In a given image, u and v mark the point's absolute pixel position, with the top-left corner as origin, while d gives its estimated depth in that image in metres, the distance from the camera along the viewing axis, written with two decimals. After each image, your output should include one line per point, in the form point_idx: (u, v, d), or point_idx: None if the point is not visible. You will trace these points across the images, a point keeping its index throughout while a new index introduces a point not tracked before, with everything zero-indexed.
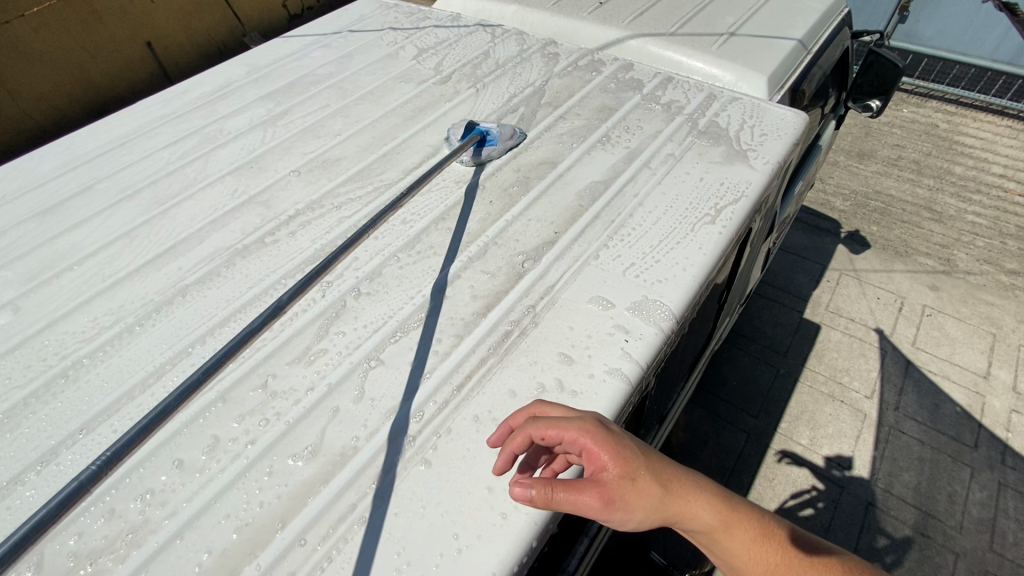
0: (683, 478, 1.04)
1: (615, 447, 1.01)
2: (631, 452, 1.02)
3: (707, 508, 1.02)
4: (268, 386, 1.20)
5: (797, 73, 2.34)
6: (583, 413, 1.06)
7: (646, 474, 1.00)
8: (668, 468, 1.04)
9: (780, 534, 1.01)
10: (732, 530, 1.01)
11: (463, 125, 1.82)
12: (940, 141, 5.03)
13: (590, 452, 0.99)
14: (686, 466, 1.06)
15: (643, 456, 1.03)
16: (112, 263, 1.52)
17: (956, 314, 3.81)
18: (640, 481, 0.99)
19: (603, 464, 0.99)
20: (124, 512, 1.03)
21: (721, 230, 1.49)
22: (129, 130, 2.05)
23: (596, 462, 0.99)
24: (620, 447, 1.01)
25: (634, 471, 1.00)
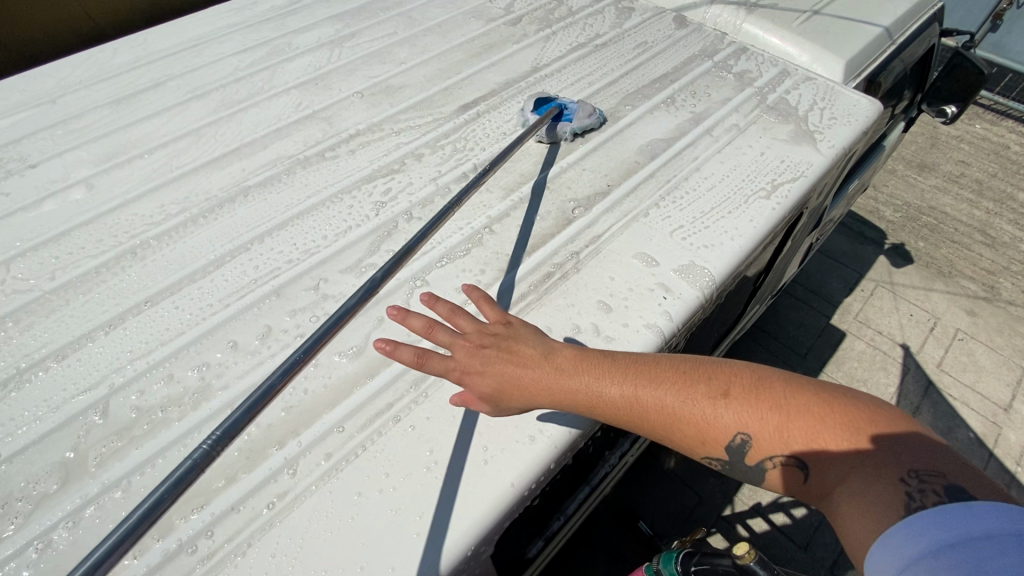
0: (559, 379, 1.01)
1: (480, 359, 1.02)
2: (500, 354, 1.03)
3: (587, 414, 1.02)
4: (319, 288, 1.26)
5: (877, 62, 2.24)
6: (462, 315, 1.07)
7: (513, 370, 1.01)
8: (531, 351, 1.04)
9: (645, 367, 1.01)
10: (613, 390, 1.00)
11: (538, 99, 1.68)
12: (1008, 163, 4.80)
13: (464, 371, 1.02)
14: (556, 380, 1.01)
15: (505, 350, 1.04)
16: (180, 156, 1.59)
17: (989, 343, 3.71)
18: (508, 383, 1.01)
19: (479, 381, 1.01)
20: (182, 378, 1.12)
21: (774, 206, 1.48)
22: (201, 34, 2.09)
23: (472, 382, 1.01)
24: (490, 356, 1.02)
25: (503, 374, 1.01)
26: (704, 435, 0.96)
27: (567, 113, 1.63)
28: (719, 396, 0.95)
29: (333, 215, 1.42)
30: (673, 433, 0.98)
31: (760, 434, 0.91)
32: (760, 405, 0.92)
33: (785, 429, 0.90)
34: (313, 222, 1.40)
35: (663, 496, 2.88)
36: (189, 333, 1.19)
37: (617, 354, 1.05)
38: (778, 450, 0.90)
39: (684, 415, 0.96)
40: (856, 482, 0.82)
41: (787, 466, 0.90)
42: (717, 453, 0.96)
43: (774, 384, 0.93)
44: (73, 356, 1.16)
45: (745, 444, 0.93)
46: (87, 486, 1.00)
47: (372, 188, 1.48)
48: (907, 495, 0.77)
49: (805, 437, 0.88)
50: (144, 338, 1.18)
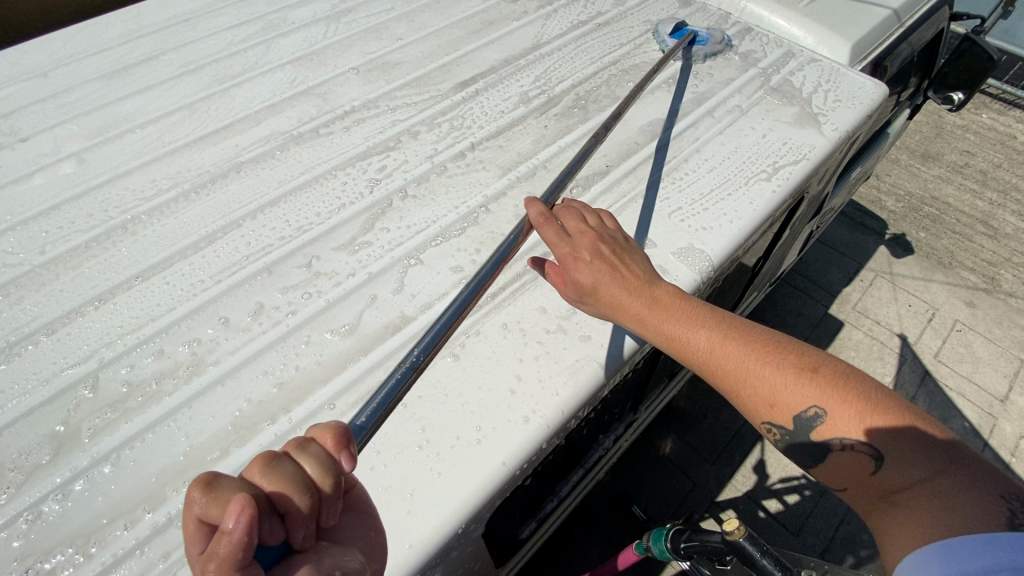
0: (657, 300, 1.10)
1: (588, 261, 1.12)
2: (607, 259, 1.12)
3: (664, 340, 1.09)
4: (312, 266, 1.25)
5: (884, 45, 2.20)
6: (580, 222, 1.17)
7: (618, 283, 1.11)
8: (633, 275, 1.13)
9: (740, 330, 1.07)
10: (700, 334, 1.08)
11: (672, 24, 1.90)
12: (1013, 154, 4.76)
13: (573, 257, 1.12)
14: (655, 296, 1.11)
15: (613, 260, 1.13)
16: (172, 131, 1.56)
17: (987, 334, 3.70)
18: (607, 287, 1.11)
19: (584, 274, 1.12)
20: (173, 353, 1.11)
21: (774, 189, 1.46)
22: (194, 7, 2.05)
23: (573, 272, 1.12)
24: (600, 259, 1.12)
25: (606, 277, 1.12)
26: (778, 398, 0.99)
27: (700, 38, 1.84)
28: (809, 366, 0.99)
29: (327, 192, 1.40)
30: (745, 388, 1.03)
31: (838, 410, 0.94)
32: (850, 390, 0.95)
33: (869, 416, 0.92)
34: (306, 199, 1.38)
35: (656, 481, 2.89)
36: (180, 309, 1.17)
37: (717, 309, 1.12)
38: (852, 431, 0.92)
39: (766, 373, 1.01)
40: (931, 482, 0.82)
41: (857, 451, 0.92)
42: (785, 419, 1.00)
43: (868, 380, 0.96)
44: (62, 331, 1.14)
45: (819, 417, 0.96)
46: (77, 459, 0.99)
47: (367, 165, 1.46)
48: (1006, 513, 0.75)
49: (889, 429, 0.89)
50: (135, 313, 1.17)
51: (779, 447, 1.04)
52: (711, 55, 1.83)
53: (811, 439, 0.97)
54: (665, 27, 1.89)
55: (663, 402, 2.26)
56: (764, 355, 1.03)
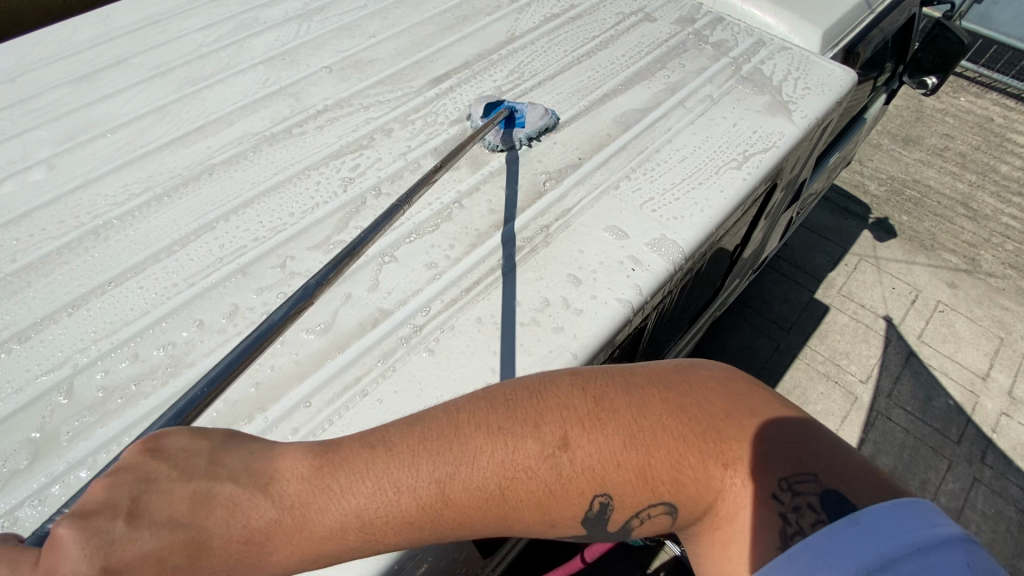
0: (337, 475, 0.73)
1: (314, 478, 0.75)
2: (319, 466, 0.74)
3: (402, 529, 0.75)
4: (286, 266, 1.25)
5: (855, 31, 2.22)
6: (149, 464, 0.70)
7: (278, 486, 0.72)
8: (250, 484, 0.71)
9: (439, 444, 0.76)
10: (411, 494, 0.73)
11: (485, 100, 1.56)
12: (991, 136, 4.84)
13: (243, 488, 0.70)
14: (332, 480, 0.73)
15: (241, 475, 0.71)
16: (144, 135, 1.55)
17: (968, 314, 3.77)
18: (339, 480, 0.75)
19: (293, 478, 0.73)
20: (147, 357, 1.12)
21: (744, 176, 1.48)
22: (165, 9, 2.03)
23: (316, 520, 0.71)
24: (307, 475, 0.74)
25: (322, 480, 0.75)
26: (556, 512, 0.77)
27: (518, 116, 1.53)
28: (551, 458, 0.75)
29: (301, 192, 1.40)
30: (519, 523, 0.77)
31: (621, 491, 0.76)
32: (614, 457, 0.75)
33: (646, 478, 0.76)
34: (280, 199, 1.39)
35: None
36: (153, 313, 1.18)
37: (387, 440, 0.77)
38: (645, 502, 0.77)
39: (524, 494, 0.75)
40: (736, 504, 0.75)
41: (657, 514, 0.79)
42: (578, 524, 0.80)
43: (618, 417, 0.76)
44: (37, 338, 1.14)
45: (607, 508, 0.77)
46: (53, 465, 1.00)
47: (340, 164, 1.46)
48: (784, 518, 0.71)
49: (670, 480, 0.76)
50: (109, 318, 1.17)
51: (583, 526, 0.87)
52: (535, 136, 1.53)
53: (610, 524, 0.80)
54: (476, 107, 1.57)
55: None
56: (502, 478, 0.74)
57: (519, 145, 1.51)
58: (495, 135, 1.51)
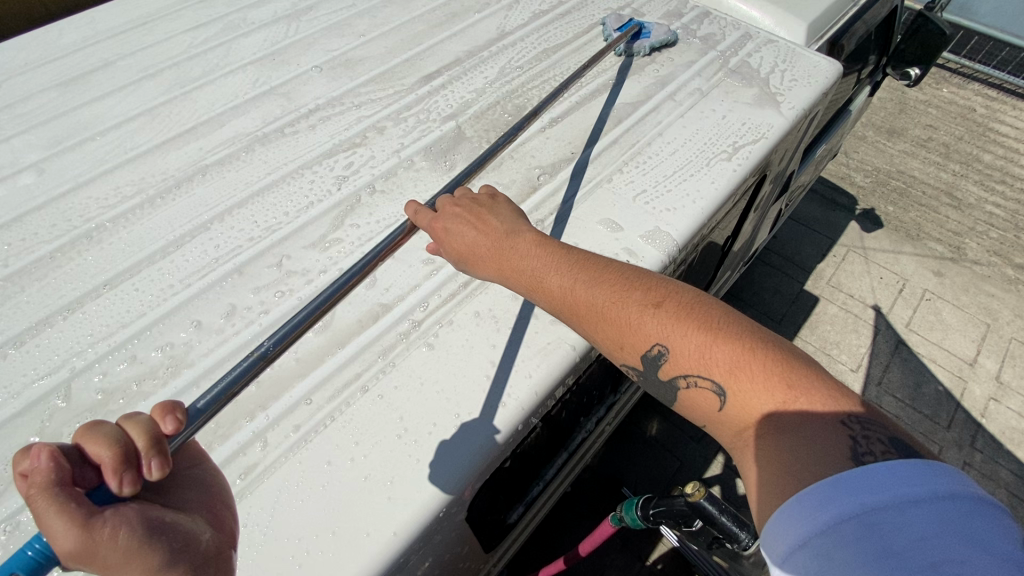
0: (542, 245, 1.14)
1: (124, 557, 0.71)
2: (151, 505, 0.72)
3: (546, 288, 1.10)
4: (283, 265, 1.26)
5: (839, 24, 2.25)
6: (11, 464, 0.72)
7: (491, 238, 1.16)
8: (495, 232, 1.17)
9: (583, 271, 1.09)
10: (552, 282, 1.10)
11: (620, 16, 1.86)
12: (973, 126, 4.92)
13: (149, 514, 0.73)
14: (532, 242, 1.15)
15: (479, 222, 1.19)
16: (134, 137, 1.54)
17: (955, 301, 3.83)
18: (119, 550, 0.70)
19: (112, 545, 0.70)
20: (145, 358, 1.11)
21: (734, 168, 1.50)
22: (151, 10, 2.01)
23: (527, 262, 1.13)
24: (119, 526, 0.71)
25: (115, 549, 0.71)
26: (626, 338, 1.01)
27: (646, 32, 1.81)
28: (651, 304, 1.00)
29: (295, 191, 1.40)
30: (602, 330, 1.04)
31: (681, 349, 0.95)
32: (691, 323, 0.96)
33: (707, 350, 0.92)
34: (274, 199, 1.38)
35: (644, 461, 2.97)
36: (150, 314, 1.17)
37: (570, 251, 1.14)
38: (695, 369, 0.93)
39: (612, 312, 1.02)
40: (787, 417, 0.83)
41: (701, 387, 0.93)
42: (635, 359, 1.02)
43: (711, 307, 0.97)
44: (32, 342, 1.14)
45: (663, 356, 0.98)
46: None
47: (333, 163, 1.46)
48: (850, 439, 0.77)
49: (729, 364, 0.89)
50: (105, 321, 1.17)
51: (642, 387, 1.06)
52: (657, 47, 1.81)
53: (662, 378, 0.99)
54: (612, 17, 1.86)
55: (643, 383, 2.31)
56: (608, 297, 1.04)
57: (643, 51, 1.79)
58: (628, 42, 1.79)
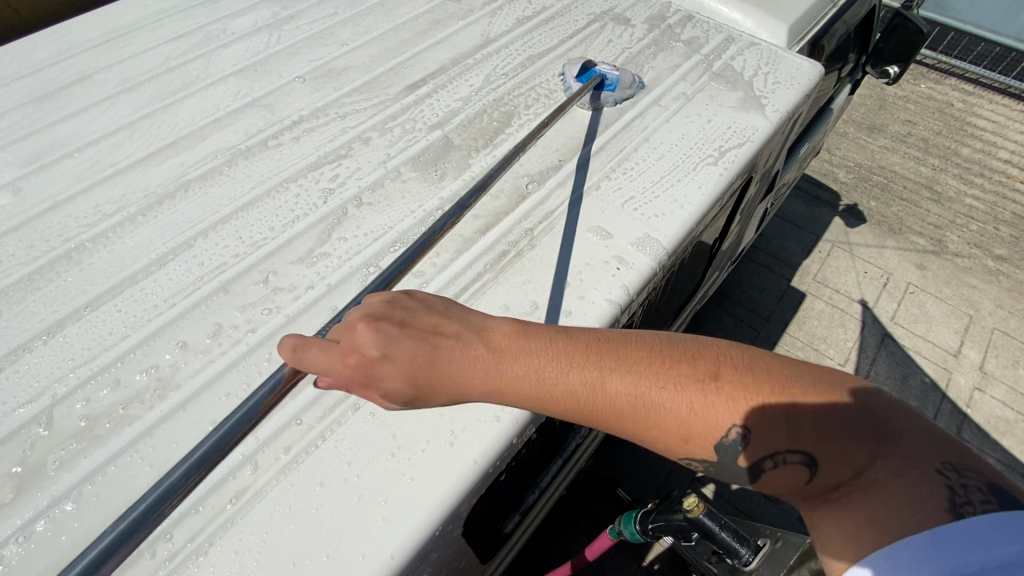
0: (545, 344, 0.92)
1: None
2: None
3: (571, 400, 0.90)
4: (269, 281, 1.23)
5: (819, 25, 2.28)
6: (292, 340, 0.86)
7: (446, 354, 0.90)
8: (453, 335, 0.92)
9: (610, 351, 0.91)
10: (562, 382, 0.90)
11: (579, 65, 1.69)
12: (951, 121, 5.01)
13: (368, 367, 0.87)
14: (532, 337, 0.93)
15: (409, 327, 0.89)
16: (114, 152, 1.51)
17: (938, 293, 3.89)
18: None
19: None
20: (129, 382, 1.09)
21: (721, 172, 1.51)
22: (128, 22, 1.97)
23: (526, 370, 0.91)
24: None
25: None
26: (693, 431, 0.88)
27: (609, 82, 1.63)
28: (709, 381, 0.87)
29: (280, 205, 1.38)
30: (657, 429, 0.89)
31: (763, 427, 0.85)
32: (768, 392, 0.85)
33: (791, 421, 0.83)
34: (259, 213, 1.36)
35: (638, 463, 2.98)
36: (133, 336, 1.15)
37: (573, 335, 0.94)
38: (783, 447, 0.83)
39: (666, 402, 0.88)
40: (882, 475, 0.78)
41: (793, 465, 0.84)
42: (707, 449, 0.89)
43: (771, 366, 0.87)
44: (11, 368, 1.11)
45: (743, 438, 0.86)
46: (37, 499, 0.96)
47: (319, 175, 1.45)
48: (949, 490, 0.74)
49: (817, 432, 0.82)
50: (86, 344, 1.14)
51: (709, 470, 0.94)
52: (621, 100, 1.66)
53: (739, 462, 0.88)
54: (572, 67, 1.71)
55: None
56: (655, 383, 0.88)
57: (609, 104, 1.64)
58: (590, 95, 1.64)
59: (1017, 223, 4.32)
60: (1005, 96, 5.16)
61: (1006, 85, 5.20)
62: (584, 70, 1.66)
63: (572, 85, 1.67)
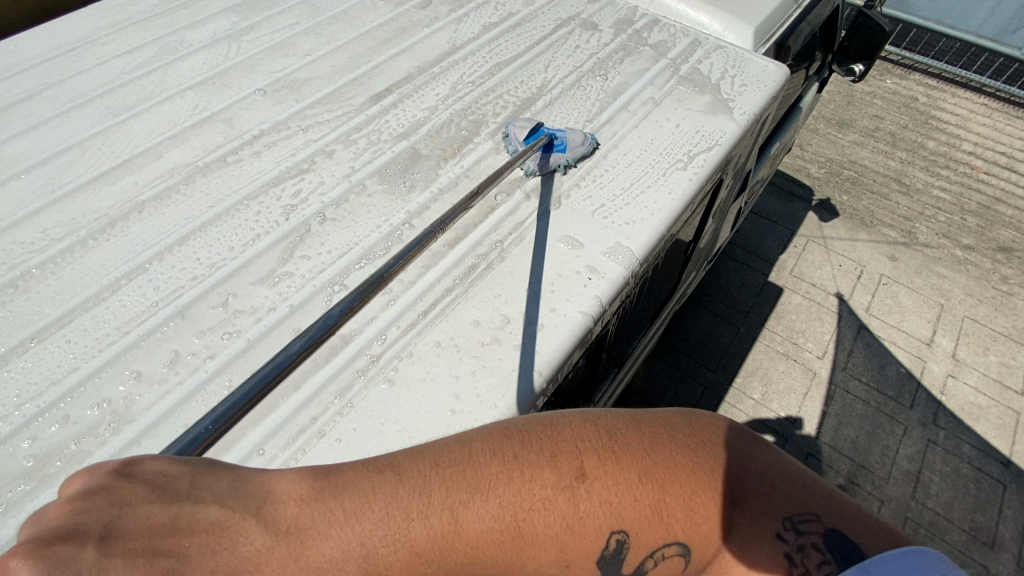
0: (375, 496, 0.71)
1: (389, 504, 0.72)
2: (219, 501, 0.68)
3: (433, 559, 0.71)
4: (229, 304, 1.19)
5: (785, 27, 2.30)
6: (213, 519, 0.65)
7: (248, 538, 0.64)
8: (238, 511, 0.65)
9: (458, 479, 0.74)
10: (421, 525, 0.71)
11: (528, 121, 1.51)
12: (917, 115, 5.13)
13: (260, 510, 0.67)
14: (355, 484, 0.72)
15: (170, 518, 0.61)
16: (63, 173, 1.45)
17: (910, 284, 3.97)
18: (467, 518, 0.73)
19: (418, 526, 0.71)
20: (79, 418, 1.03)
21: (690, 177, 1.50)
22: (79, 35, 1.90)
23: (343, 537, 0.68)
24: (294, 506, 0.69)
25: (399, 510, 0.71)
26: (573, 558, 0.75)
27: (559, 142, 1.47)
28: (570, 487, 0.75)
29: (240, 224, 1.33)
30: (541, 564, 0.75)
31: (638, 527, 0.76)
32: (632, 488, 0.76)
33: (664, 513, 0.77)
34: (219, 232, 1.32)
35: None
36: (83, 368, 1.09)
37: (401, 466, 0.75)
38: (660, 541, 0.77)
39: (541, 528, 0.74)
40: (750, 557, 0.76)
41: (671, 557, 0.78)
42: (589, 570, 0.77)
43: (624, 452, 0.78)
44: None
45: (624, 546, 0.77)
46: None
47: (280, 191, 1.40)
48: (793, 550, 0.74)
49: (685, 520, 0.77)
50: (33, 379, 1.08)
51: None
52: (573, 163, 1.49)
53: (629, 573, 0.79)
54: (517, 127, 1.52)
55: (616, 390, 2.30)
56: (520, 505, 0.74)
57: (558, 169, 1.47)
58: (536, 161, 1.46)
59: (982, 213, 4.44)
60: (967, 89, 5.31)
61: (967, 79, 5.36)
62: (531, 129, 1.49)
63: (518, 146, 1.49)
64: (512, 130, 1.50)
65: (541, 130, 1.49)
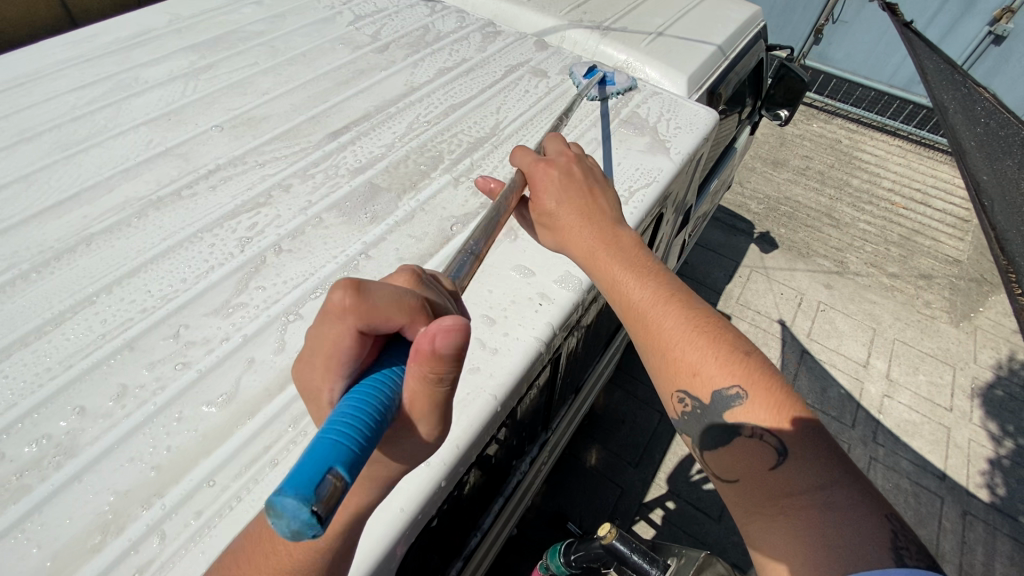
0: (649, 271, 1.28)
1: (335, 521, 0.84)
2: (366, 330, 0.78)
3: (637, 294, 1.24)
4: (180, 336, 1.18)
5: (715, 76, 2.52)
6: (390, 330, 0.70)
7: (596, 228, 1.33)
8: (613, 227, 1.35)
9: (692, 302, 1.22)
10: (648, 288, 1.24)
11: (586, 66, 2.13)
12: (841, 156, 5.64)
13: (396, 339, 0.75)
14: (651, 263, 1.30)
15: (593, 219, 1.35)
16: (7, 207, 1.42)
17: (845, 310, 4.28)
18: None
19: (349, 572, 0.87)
20: (15, 456, 0.99)
21: (631, 211, 1.63)
22: (26, 71, 1.89)
23: (622, 265, 1.28)
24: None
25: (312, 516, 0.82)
26: (702, 369, 1.10)
27: (610, 78, 2.10)
28: (740, 356, 1.10)
29: (193, 256, 1.34)
30: (673, 350, 1.15)
31: (753, 398, 1.05)
32: (772, 385, 1.06)
33: (785, 414, 1.02)
34: (171, 264, 1.32)
35: (585, 495, 3.02)
36: (22, 404, 1.06)
37: (675, 284, 1.27)
38: (765, 423, 1.02)
39: (693, 336, 1.14)
40: (842, 504, 0.89)
41: (765, 442, 1.01)
42: (705, 385, 1.09)
43: (788, 387, 1.08)
44: None
45: (736, 397, 1.06)
46: None
47: (236, 224, 1.42)
48: (892, 538, 0.85)
49: (797, 431, 0.99)
50: None
51: (682, 421, 1.16)
52: (621, 93, 2.10)
53: (722, 417, 1.07)
54: (579, 68, 2.13)
55: (574, 417, 2.35)
56: (706, 326, 1.15)
57: (613, 96, 2.07)
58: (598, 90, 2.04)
59: (903, 243, 4.87)
60: (882, 132, 5.93)
61: (882, 124, 5.98)
62: (591, 69, 2.10)
63: (581, 78, 2.08)
64: (578, 73, 2.09)
65: (593, 74, 2.08)
